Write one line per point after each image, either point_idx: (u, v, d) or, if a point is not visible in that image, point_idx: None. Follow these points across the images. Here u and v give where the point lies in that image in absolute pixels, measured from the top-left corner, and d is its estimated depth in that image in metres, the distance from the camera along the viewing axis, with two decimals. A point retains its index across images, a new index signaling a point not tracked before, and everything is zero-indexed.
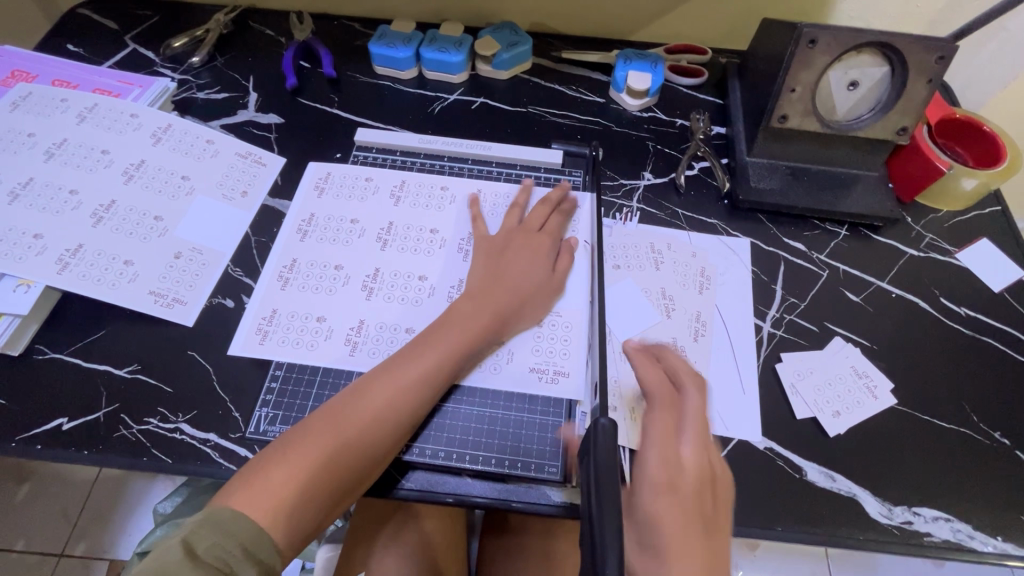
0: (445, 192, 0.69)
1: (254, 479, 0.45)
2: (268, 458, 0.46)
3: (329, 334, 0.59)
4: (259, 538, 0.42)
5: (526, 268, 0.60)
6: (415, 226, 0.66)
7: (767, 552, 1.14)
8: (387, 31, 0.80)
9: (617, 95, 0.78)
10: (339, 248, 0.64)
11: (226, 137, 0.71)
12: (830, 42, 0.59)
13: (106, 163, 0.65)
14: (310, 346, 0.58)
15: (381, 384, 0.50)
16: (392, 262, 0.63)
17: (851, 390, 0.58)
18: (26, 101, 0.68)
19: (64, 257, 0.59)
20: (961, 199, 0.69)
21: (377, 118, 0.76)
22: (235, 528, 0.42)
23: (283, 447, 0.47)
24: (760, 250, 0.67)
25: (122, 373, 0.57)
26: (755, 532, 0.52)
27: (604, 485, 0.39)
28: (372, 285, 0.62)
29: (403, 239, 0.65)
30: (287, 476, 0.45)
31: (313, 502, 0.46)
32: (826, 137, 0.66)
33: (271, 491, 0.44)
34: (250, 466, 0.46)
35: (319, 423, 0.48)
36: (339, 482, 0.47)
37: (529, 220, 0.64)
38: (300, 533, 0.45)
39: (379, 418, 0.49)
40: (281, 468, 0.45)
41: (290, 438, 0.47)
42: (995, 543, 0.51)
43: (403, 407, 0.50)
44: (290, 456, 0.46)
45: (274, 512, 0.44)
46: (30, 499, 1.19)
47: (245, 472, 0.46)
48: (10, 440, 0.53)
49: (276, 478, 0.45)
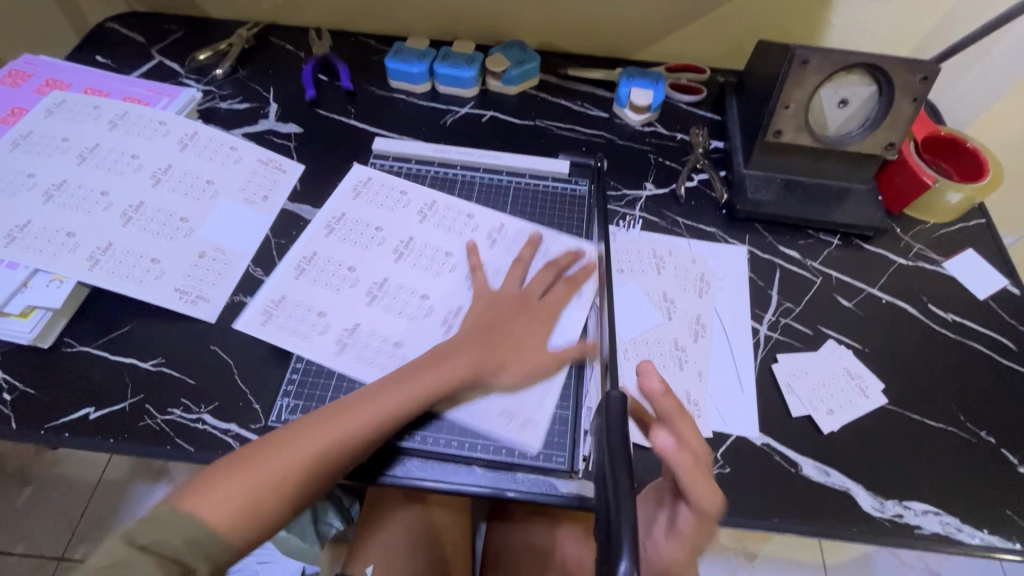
0: (466, 218, 0.71)
1: (211, 482, 0.46)
2: (228, 465, 0.47)
3: (325, 339, 0.60)
4: (200, 540, 0.43)
5: (519, 331, 0.59)
6: (432, 246, 0.68)
7: (766, 563, 1.16)
8: (402, 47, 0.84)
9: (620, 110, 0.82)
10: (357, 251, 0.67)
11: (249, 145, 0.75)
12: (821, 62, 0.63)
13: (135, 167, 0.69)
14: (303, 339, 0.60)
15: (356, 407, 0.51)
16: (401, 275, 0.66)
17: (843, 390, 0.61)
18: (60, 107, 0.71)
19: (95, 254, 0.62)
20: (947, 212, 0.73)
21: (392, 129, 0.80)
22: (178, 528, 0.43)
23: (245, 456, 0.47)
24: (757, 257, 0.70)
25: (148, 365, 0.60)
26: (753, 523, 0.54)
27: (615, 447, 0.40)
28: (374, 296, 0.64)
29: (417, 256, 0.67)
30: (242, 485, 0.45)
31: (269, 508, 0.46)
32: (819, 152, 0.70)
33: (227, 494, 0.45)
34: (208, 470, 0.47)
35: (286, 434, 0.49)
36: (297, 490, 0.47)
37: (532, 283, 0.64)
38: (250, 541, 0.45)
39: (347, 437, 0.49)
40: (240, 474, 0.46)
41: (253, 447, 0.48)
42: (981, 536, 0.54)
43: (374, 431, 0.51)
44: (251, 466, 0.46)
45: (226, 513, 0.44)
46: (33, 503, 1.20)
47: (203, 475, 0.46)
48: (40, 428, 0.55)
49: (233, 484, 0.45)
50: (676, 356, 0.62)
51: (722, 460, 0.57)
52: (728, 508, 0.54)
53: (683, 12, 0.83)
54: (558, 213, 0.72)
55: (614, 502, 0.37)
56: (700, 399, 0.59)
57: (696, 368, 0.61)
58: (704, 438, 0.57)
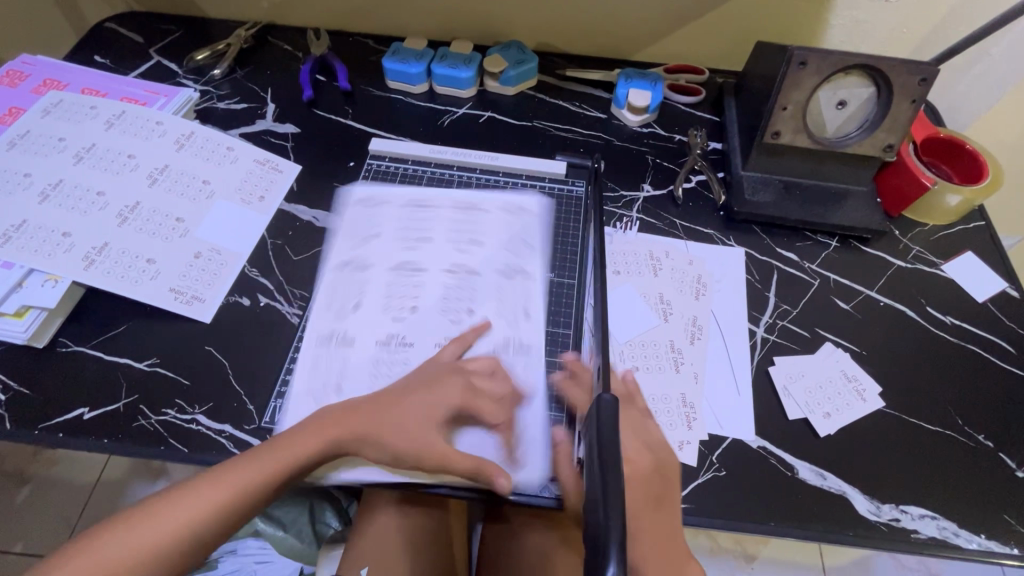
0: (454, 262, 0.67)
1: (97, 540, 0.46)
2: (113, 524, 0.47)
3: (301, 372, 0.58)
4: None
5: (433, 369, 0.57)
6: (467, 301, 0.64)
7: (765, 566, 1.15)
8: (400, 47, 0.84)
9: (618, 111, 0.82)
10: (424, 246, 0.67)
11: (245, 145, 0.75)
12: (819, 64, 0.63)
13: (131, 167, 0.69)
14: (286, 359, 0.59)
15: (244, 465, 0.49)
16: (431, 298, 0.64)
17: (840, 393, 0.60)
18: (57, 107, 0.71)
19: (90, 254, 0.62)
20: (946, 214, 0.73)
21: (389, 129, 0.80)
22: None
23: (129, 517, 0.47)
24: (755, 259, 0.70)
25: (143, 366, 0.60)
26: (748, 526, 0.54)
27: (607, 444, 0.41)
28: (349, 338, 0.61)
29: (455, 296, 0.64)
30: (121, 551, 0.45)
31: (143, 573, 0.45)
32: (817, 153, 0.70)
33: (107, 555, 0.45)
34: (98, 527, 0.47)
35: (174, 495, 0.48)
36: (174, 556, 0.46)
37: (474, 365, 0.57)
38: None
39: (216, 508, 0.48)
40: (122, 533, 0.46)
41: (142, 507, 0.48)
42: (979, 540, 0.53)
43: (250, 498, 0.49)
44: (133, 528, 0.46)
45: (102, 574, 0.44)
46: (31, 502, 1.20)
47: (89, 533, 0.47)
48: (35, 428, 0.55)
49: (116, 544, 0.45)
50: (672, 359, 0.61)
51: (717, 463, 0.56)
52: (722, 512, 0.54)
53: (682, 13, 0.82)
54: (556, 214, 0.71)
55: (603, 501, 0.37)
56: (695, 402, 0.59)
57: (692, 371, 0.61)
58: (700, 441, 0.57)
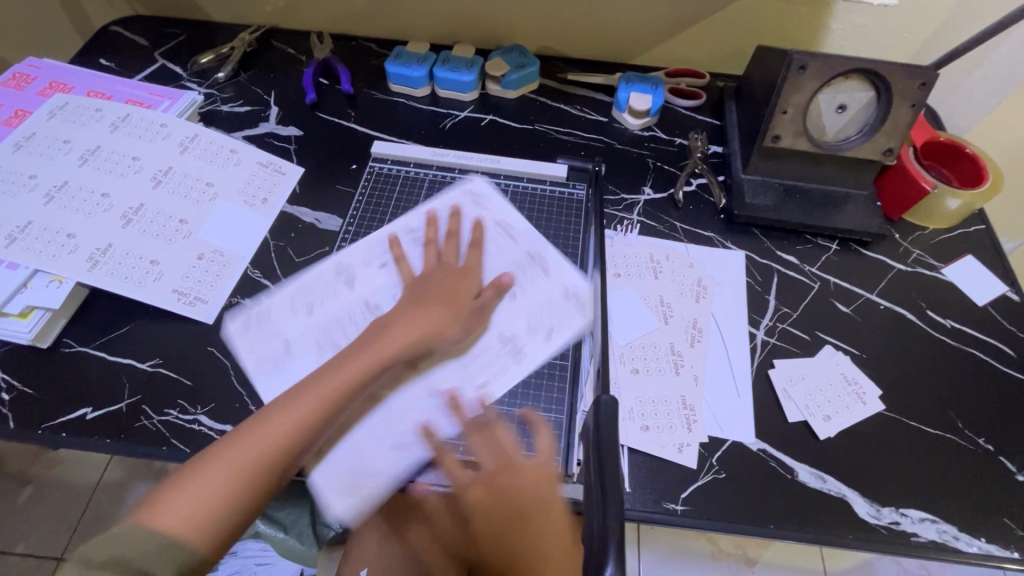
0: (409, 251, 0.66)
1: (177, 487, 0.44)
2: (199, 462, 0.45)
3: (270, 319, 0.62)
4: (168, 546, 0.41)
5: (455, 293, 0.60)
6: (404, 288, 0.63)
7: (766, 570, 1.15)
8: (403, 51, 0.85)
9: (619, 115, 0.82)
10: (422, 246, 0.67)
11: (249, 147, 0.75)
12: (819, 68, 0.63)
13: (136, 169, 0.69)
14: (279, 287, 0.64)
15: (319, 385, 0.51)
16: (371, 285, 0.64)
17: (840, 396, 0.61)
18: (63, 110, 0.72)
19: (95, 255, 0.63)
20: (946, 218, 0.73)
21: (391, 132, 0.80)
22: (151, 536, 0.41)
23: (215, 452, 0.46)
24: (755, 262, 0.70)
25: (146, 366, 0.60)
26: (748, 529, 0.54)
27: (605, 445, 0.41)
28: (305, 334, 0.61)
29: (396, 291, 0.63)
30: (220, 482, 0.44)
31: (238, 503, 0.44)
32: (818, 157, 0.70)
33: (178, 519, 0.42)
34: (156, 490, 0.44)
35: (260, 420, 0.48)
36: (253, 495, 0.45)
37: (463, 260, 0.64)
38: (225, 532, 0.43)
39: (286, 442, 0.47)
40: (189, 494, 0.43)
41: (220, 444, 0.46)
42: (978, 544, 0.53)
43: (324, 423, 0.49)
44: (226, 462, 0.45)
45: (186, 537, 0.42)
46: (33, 502, 1.21)
47: (171, 479, 0.44)
48: (38, 428, 0.55)
49: (186, 506, 0.43)
50: (672, 361, 0.62)
51: (717, 466, 0.56)
52: (722, 514, 0.54)
53: (682, 17, 0.83)
54: (557, 214, 0.72)
55: (602, 503, 0.38)
56: (695, 405, 0.59)
57: (693, 373, 0.61)
58: (699, 443, 0.57)
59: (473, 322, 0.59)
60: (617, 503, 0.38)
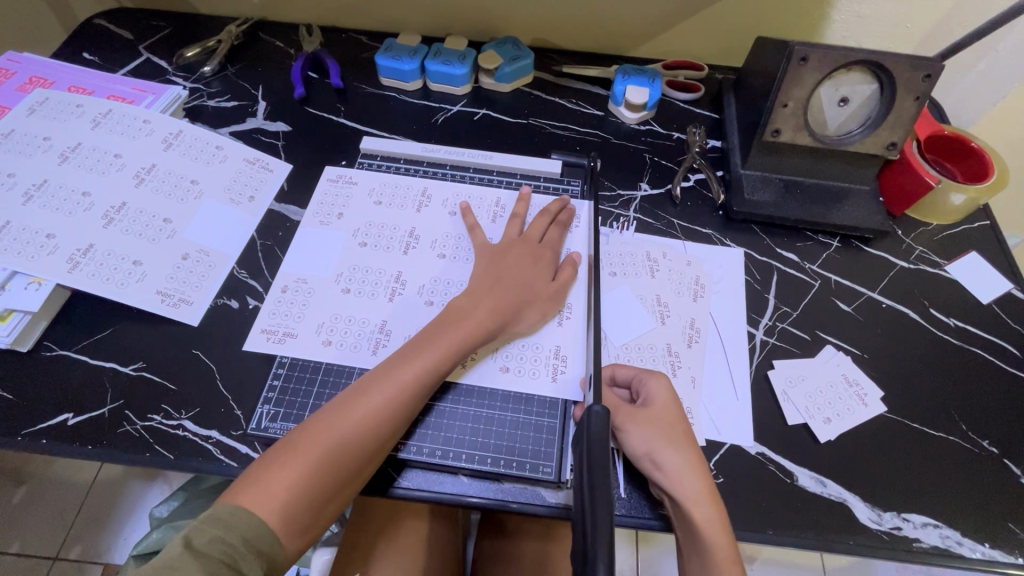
0: (451, 209, 0.70)
1: (262, 479, 0.46)
2: (275, 456, 0.47)
3: (352, 193, 0.71)
4: (257, 533, 0.44)
5: (530, 280, 0.61)
6: (438, 237, 0.68)
7: (764, 568, 1.11)
8: (393, 44, 0.83)
9: (616, 109, 0.80)
10: (449, 214, 0.70)
11: (235, 144, 0.73)
12: (820, 60, 0.61)
13: (118, 167, 0.67)
14: (377, 173, 0.73)
15: (385, 383, 0.51)
16: (425, 224, 0.69)
17: (841, 398, 0.59)
18: (43, 106, 0.70)
19: (75, 256, 0.61)
20: (949, 213, 0.71)
21: (382, 127, 0.79)
22: (235, 523, 0.44)
23: (292, 447, 0.48)
24: (754, 260, 0.69)
25: (129, 370, 0.58)
26: (746, 535, 0.52)
27: (595, 470, 0.39)
28: (365, 225, 0.68)
29: (442, 241, 0.67)
30: (296, 477, 0.46)
31: (318, 497, 0.47)
32: (819, 152, 0.68)
33: (271, 502, 0.45)
34: (244, 476, 0.47)
35: (330, 416, 0.49)
36: (331, 492, 0.47)
37: (530, 231, 0.65)
38: (305, 526, 0.46)
39: (359, 440, 0.49)
40: (284, 473, 0.46)
41: (296, 438, 0.48)
42: (982, 550, 0.52)
43: (393, 421, 0.50)
44: (300, 459, 0.47)
45: (278, 513, 0.45)
46: (26, 503, 1.19)
47: (251, 470, 0.47)
48: (16, 434, 0.54)
49: (280, 484, 0.46)
50: (669, 363, 0.60)
51: (714, 470, 0.55)
52: None
53: (679, 8, 0.81)
54: (563, 184, 0.73)
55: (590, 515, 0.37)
56: (693, 406, 0.58)
57: (690, 375, 0.59)
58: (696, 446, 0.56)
59: (550, 308, 0.61)
60: (606, 516, 0.36)
